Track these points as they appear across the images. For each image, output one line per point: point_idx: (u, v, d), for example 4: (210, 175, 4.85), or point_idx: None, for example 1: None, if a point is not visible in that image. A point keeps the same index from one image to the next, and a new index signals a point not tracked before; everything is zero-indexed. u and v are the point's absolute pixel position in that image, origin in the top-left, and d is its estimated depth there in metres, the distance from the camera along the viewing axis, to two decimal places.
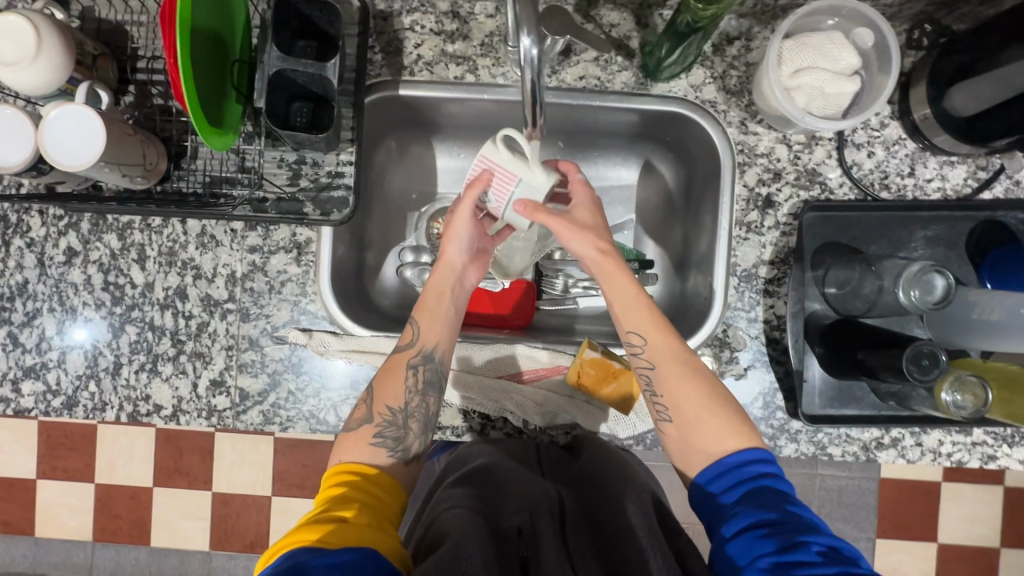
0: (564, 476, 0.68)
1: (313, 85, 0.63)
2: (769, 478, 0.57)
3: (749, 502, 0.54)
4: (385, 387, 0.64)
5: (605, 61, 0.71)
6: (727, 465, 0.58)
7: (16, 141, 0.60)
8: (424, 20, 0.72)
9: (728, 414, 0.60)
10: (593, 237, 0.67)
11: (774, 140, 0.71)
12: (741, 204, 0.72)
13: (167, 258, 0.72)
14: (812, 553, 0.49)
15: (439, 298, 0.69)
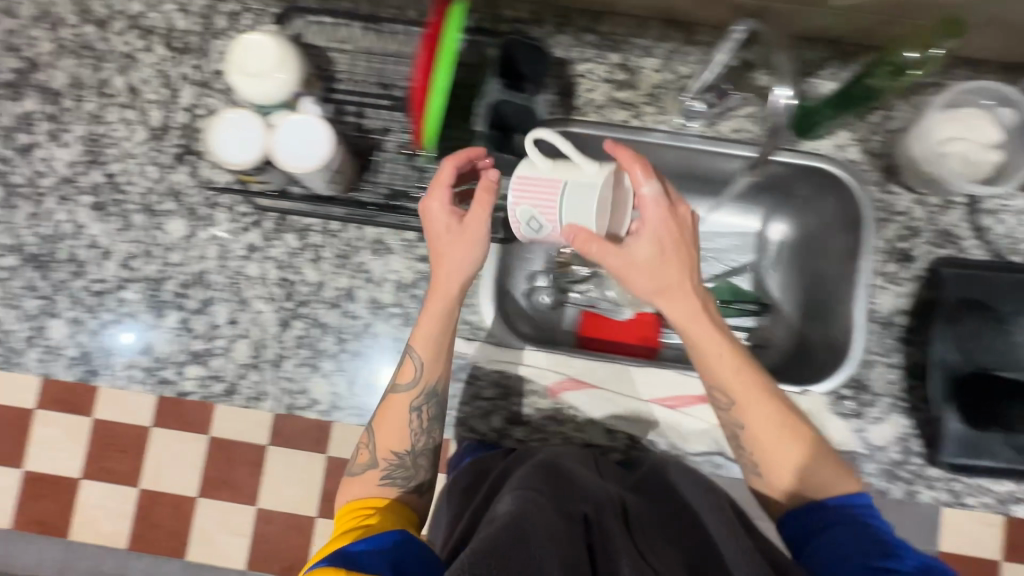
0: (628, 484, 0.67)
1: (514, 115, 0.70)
2: (875, 518, 0.60)
3: (862, 533, 0.58)
4: (388, 431, 0.66)
5: (759, 117, 0.79)
6: (837, 506, 0.60)
7: (247, 143, 0.66)
8: (597, 69, 0.79)
9: (822, 462, 0.62)
10: (660, 278, 0.62)
11: (912, 200, 0.77)
12: (881, 256, 0.77)
13: (341, 260, 0.77)
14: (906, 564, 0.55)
15: (442, 329, 0.65)
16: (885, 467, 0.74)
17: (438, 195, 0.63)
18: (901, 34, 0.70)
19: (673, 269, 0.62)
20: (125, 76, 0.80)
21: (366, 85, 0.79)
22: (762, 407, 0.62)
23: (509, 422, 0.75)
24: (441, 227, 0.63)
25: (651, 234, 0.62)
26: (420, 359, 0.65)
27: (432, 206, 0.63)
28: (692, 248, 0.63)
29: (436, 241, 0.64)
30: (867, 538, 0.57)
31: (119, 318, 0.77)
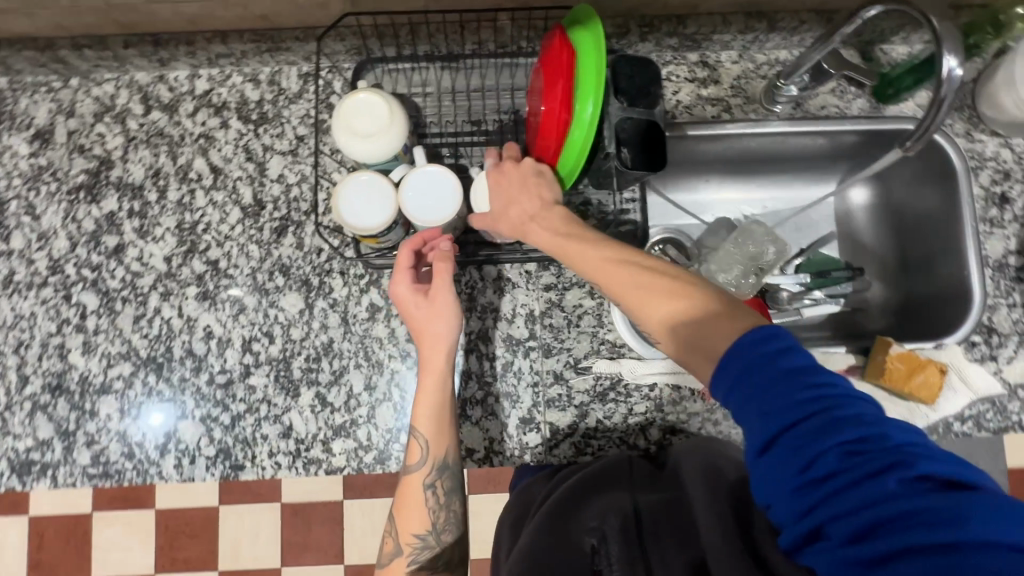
0: (653, 484, 0.61)
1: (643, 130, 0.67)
2: (790, 362, 0.43)
3: (749, 424, 0.43)
4: (407, 517, 0.63)
5: (840, 91, 0.83)
6: (733, 362, 0.45)
7: (379, 204, 0.64)
8: (678, 70, 0.80)
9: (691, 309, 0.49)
10: (518, 207, 0.63)
11: (998, 144, 0.81)
12: (980, 202, 0.80)
13: (467, 303, 0.76)
14: (830, 459, 0.39)
15: (439, 403, 0.65)
16: None
17: (401, 278, 0.66)
18: None
19: (500, 200, 0.65)
20: (205, 156, 0.77)
21: (456, 124, 0.78)
22: (624, 282, 0.54)
23: (668, 432, 0.75)
24: (417, 310, 0.66)
25: (499, 188, 0.65)
26: (425, 436, 0.65)
27: (402, 289, 0.66)
28: (531, 179, 0.64)
29: (413, 323, 0.66)
30: (769, 429, 0.41)
31: (251, 407, 0.74)
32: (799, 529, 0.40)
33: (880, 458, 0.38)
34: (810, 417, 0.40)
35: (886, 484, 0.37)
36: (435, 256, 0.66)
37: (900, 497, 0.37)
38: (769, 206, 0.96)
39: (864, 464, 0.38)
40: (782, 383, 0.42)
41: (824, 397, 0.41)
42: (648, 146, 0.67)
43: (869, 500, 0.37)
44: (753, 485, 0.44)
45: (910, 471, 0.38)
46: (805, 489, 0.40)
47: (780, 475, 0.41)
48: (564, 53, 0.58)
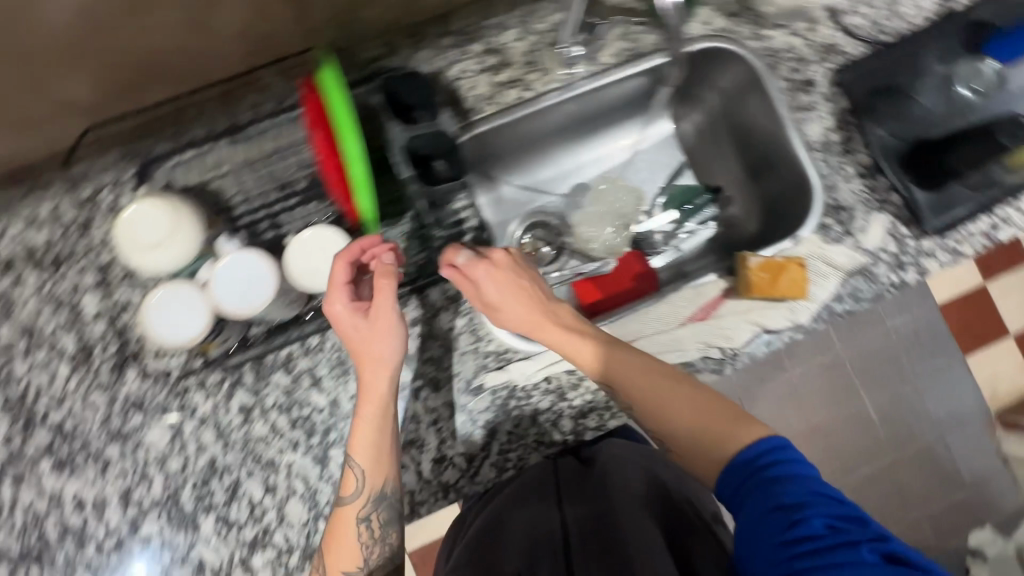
0: (581, 494, 0.79)
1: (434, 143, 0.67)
2: (789, 461, 0.55)
3: (751, 498, 0.54)
4: (337, 552, 0.64)
5: (630, 33, 0.82)
6: (748, 463, 0.57)
7: (190, 315, 0.61)
8: (468, 64, 0.78)
9: (705, 405, 0.62)
10: (523, 301, 0.68)
11: (786, 34, 0.83)
12: (790, 93, 0.82)
13: (340, 368, 0.73)
14: (817, 526, 0.51)
15: (380, 433, 0.64)
16: (895, 261, 0.80)
17: (338, 298, 0.62)
18: None
19: (500, 292, 0.68)
20: (11, 320, 0.71)
21: (265, 193, 0.74)
22: (646, 380, 0.64)
23: (580, 416, 0.74)
24: (354, 331, 0.62)
25: (500, 282, 0.69)
26: (362, 467, 0.63)
27: (339, 308, 0.62)
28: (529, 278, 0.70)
29: (352, 345, 0.63)
30: (775, 503, 0.53)
31: (153, 557, 0.69)
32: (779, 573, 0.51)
33: (856, 534, 0.50)
34: (806, 499, 0.52)
35: (863, 555, 0.49)
36: (377, 270, 0.62)
37: (867, 564, 0.49)
38: (611, 160, 0.98)
39: (847, 537, 0.50)
40: (785, 477, 0.54)
41: (815, 488, 0.53)
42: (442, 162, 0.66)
43: (848, 561, 0.49)
44: (743, 538, 0.54)
45: (879, 546, 0.50)
46: (786, 545, 0.51)
47: (771, 534, 0.52)
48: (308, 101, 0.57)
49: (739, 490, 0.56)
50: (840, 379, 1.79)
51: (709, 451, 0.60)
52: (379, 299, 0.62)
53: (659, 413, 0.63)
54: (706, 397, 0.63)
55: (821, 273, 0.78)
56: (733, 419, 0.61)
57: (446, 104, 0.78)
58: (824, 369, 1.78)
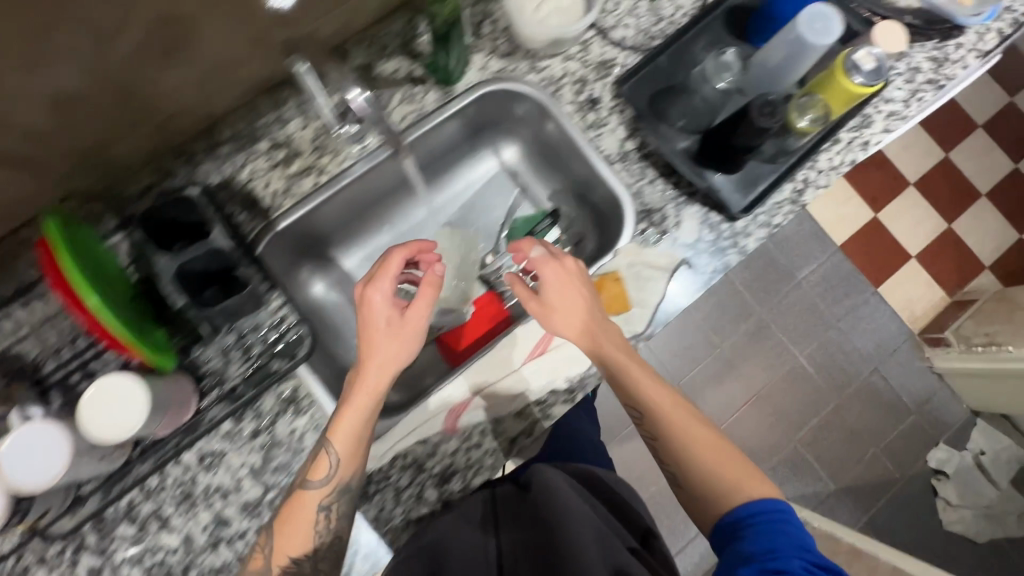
0: (517, 518, 0.72)
1: (213, 262, 0.66)
2: (789, 518, 0.63)
3: (749, 538, 0.62)
4: (291, 529, 0.65)
5: (410, 95, 0.83)
6: (752, 508, 0.64)
7: None
8: (257, 163, 0.79)
9: (721, 451, 0.70)
10: (577, 308, 0.73)
11: (562, 61, 0.86)
12: (578, 115, 0.85)
13: (186, 502, 0.70)
14: (799, 567, 0.57)
15: (364, 425, 0.67)
16: (715, 247, 0.82)
17: (383, 287, 0.69)
18: None
19: (557, 296, 0.73)
20: None
21: (70, 344, 0.71)
22: (672, 409, 0.72)
23: (444, 482, 0.73)
24: (382, 321, 0.69)
25: (558, 283, 0.74)
26: (338, 454, 0.66)
27: (377, 297, 0.69)
28: (585, 295, 0.74)
29: (374, 334, 0.68)
30: (769, 540, 0.61)
31: None
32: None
33: None
34: (796, 544, 0.59)
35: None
36: (428, 277, 0.71)
37: None
38: (445, 210, 1.00)
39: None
40: (782, 528, 0.61)
41: (807, 543, 0.60)
42: (226, 278, 0.68)
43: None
44: (724, 564, 0.62)
45: None
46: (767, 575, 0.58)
47: (750, 562, 0.59)
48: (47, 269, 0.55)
49: (735, 528, 0.64)
50: (769, 340, 1.83)
51: (702, 473, 0.69)
52: (420, 297, 0.70)
53: (671, 425, 0.71)
54: (722, 443, 0.71)
55: (645, 278, 0.80)
56: (735, 454, 0.70)
57: (243, 208, 0.78)
58: (752, 335, 1.82)
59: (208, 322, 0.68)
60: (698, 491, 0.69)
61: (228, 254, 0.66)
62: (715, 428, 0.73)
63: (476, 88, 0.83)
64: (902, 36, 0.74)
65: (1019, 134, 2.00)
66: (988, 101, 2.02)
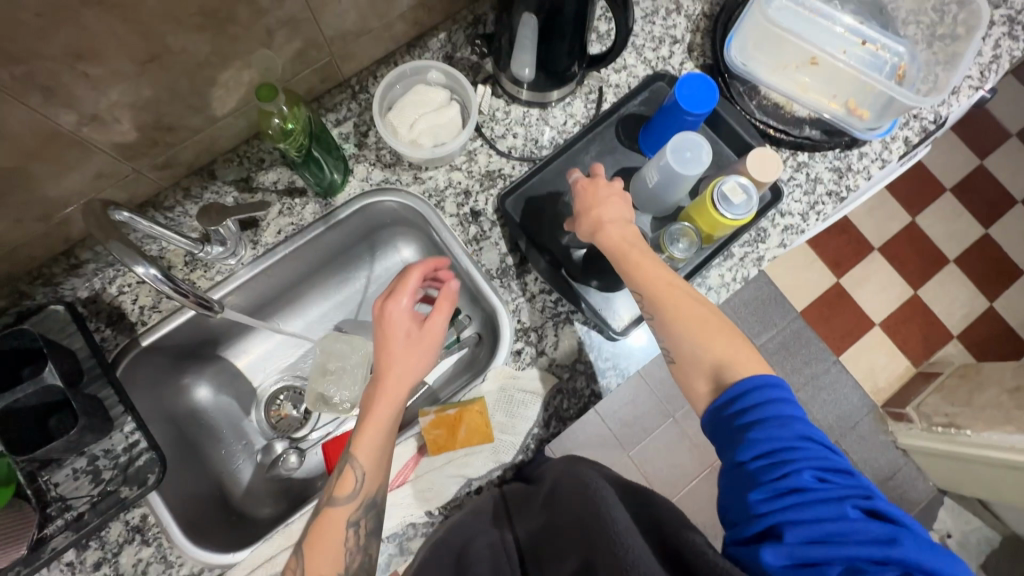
0: (528, 510, 0.72)
1: (47, 396, 0.68)
2: (788, 406, 0.58)
3: (750, 443, 0.56)
4: (318, 554, 0.63)
5: (288, 208, 0.82)
6: (753, 397, 0.58)
7: None
8: (127, 279, 0.78)
9: (732, 337, 0.64)
10: (598, 210, 0.72)
11: (446, 171, 0.85)
12: (459, 228, 0.84)
13: None
14: (807, 478, 0.53)
15: (384, 439, 0.67)
16: (594, 371, 0.79)
17: (404, 300, 0.70)
18: (302, 69, 0.75)
19: (585, 204, 0.73)
20: None
21: None
22: (684, 302, 0.66)
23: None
24: (402, 333, 0.69)
25: (587, 196, 0.74)
26: (363, 470, 0.66)
27: (395, 311, 0.69)
28: (620, 202, 0.73)
29: (393, 346, 0.68)
30: (770, 452, 0.55)
31: None
32: (757, 525, 0.54)
33: (843, 489, 0.53)
34: (802, 449, 0.54)
35: (847, 512, 0.51)
36: (445, 293, 0.71)
37: (854, 517, 0.51)
38: (341, 309, 0.96)
39: (835, 490, 0.53)
40: (785, 426, 0.56)
41: (810, 442, 0.55)
42: (63, 406, 0.69)
43: (826, 516, 0.51)
44: (728, 489, 0.58)
45: (864, 502, 0.53)
46: (776, 496, 0.53)
47: (760, 485, 0.55)
48: None
49: (732, 439, 0.59)
50: None
51: (707, 369, 0.63)
52: (439, 310, 0.70)
53: (674, 310, 0.66)
54: (733, 332, 0.65)
55: (514, 404, 0.77)
56: (742, 342, 0.64)
57: (108, 326, 0.77)
58: None
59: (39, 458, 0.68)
60: (711, 387, 0.63)
61: (65, 390, 0.68)
62: (727, 321, 0.66)
63: (353, 201, 0.83)
64: (776, 163, 0.73)
65: (991, 197, 1.95)
66: (959, 163, 1.98)
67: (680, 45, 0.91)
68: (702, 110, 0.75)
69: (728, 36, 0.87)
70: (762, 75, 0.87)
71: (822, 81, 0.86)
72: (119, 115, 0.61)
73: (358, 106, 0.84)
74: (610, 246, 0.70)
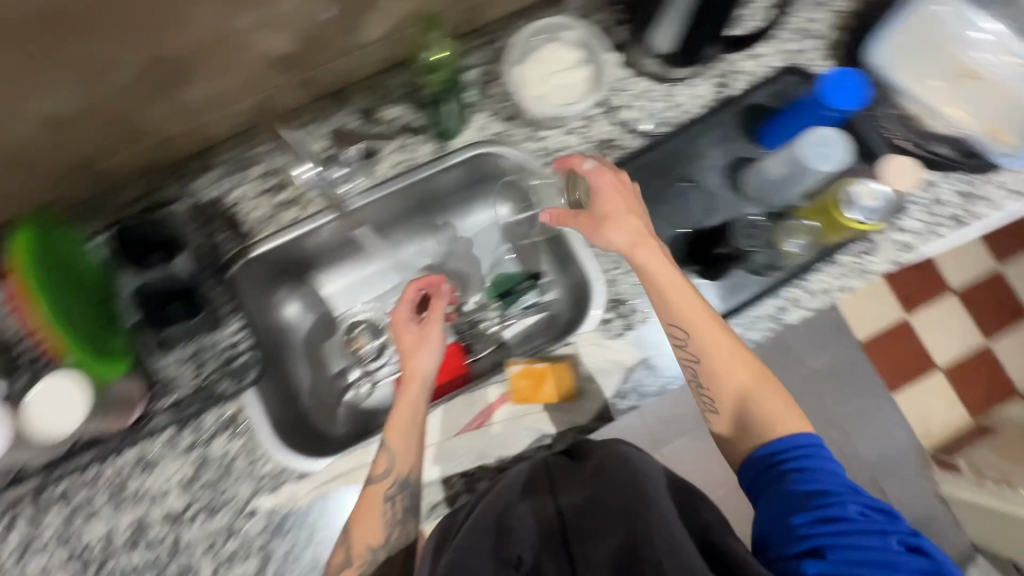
0: (568, 482, 0.70)
1: (172, 283, 0.70)
2: (821, 454, 0.59)
3: (789, 484, 0.57)
4: (362, 526, 0.69)
5: (406, 145, 0.84)
6: (787, 444, 0.60)
7: None
8: (249, 188, 0.81)
9: (767, 383, 0.65)
10: (634, 224, 0.70)
11: (563, 133, 0.85)
12: (568, 191, 0.85)
13: (117, 498, 0.74)
14: (852, 513, 0.54)
15: (411, 422, 0.72)
16: None
17: (406, 307, 0.79)
18: (449, 8, 0.75)
19: (608, 203, 0.71)
20: None
21: None
22: (720, 343, 0.66)
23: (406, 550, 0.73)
24: (409, 334, 0.78)
25: (611, 192, 0.72)
26: (394, 450, 0.70)
27: (403, 316, 0.79)
28: (638, 215, 0.71)
29: (403, 344, 0.77)
30: (815, 482, 0.56)
31: None
32: (802, 544, 0.53)
33: (885, 525, 0.54)
34: (840, 489, 0.56)
35: (890, 545, 0.52)
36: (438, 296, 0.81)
37: (895, 551, 0.52)
38: (430, 253, 0.98)
39: (877, 524, 0.53)
40: (821, 471, 0.57)
41: (846, 484, 0.57)
42: (187, 294, 0.72)
43: (874, 546, 0.52)
44: (765, 517, 0.57)
45: (905, 538, 0.54)
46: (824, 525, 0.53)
47: (804, 514, 0.54)
48: (17, 283, 0.60)
49: (773, 470, 0.60)
50: None
51: (747, 413, 0.64)
52: (437, 310, 0.80)
53: (714, 347, 0.66)
54: (766, 377, 0.66)
55: (597, 372, 0.80)
56: (775, 387, 0.65)
57: (226, 230, 0.80)
58: None
59: (158, 337, 0.74)
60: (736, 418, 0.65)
61: (187, 281, 0.71)
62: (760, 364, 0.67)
63: (470, 148, 0.84)
64: (914, 171, 0.72)
65: None
66: None
67: (820, 41, 0.88)
68: (843, 105, 0.73)
69: (878, 37, 0.84)
70: (903, 84, 0.83)
71: (972, 99, 0.83)
72: (286, 26, 0.63)
73: (486, 55, 0.84)
74: (654, 265, 0.68)
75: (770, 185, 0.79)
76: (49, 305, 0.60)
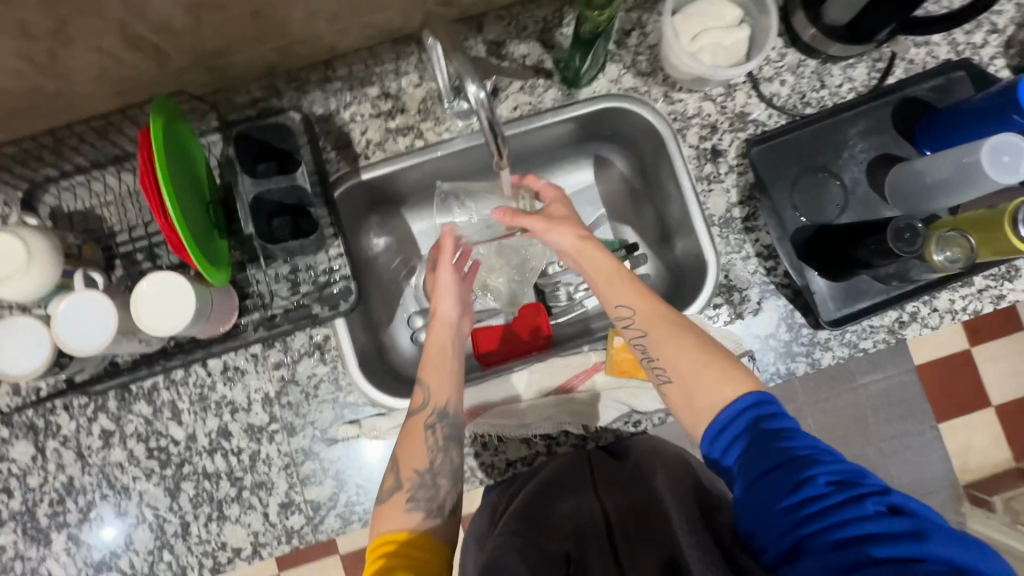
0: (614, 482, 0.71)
1: (288, 197, 0.70)
2: (771, 419, 0.54)
3: (743, 465, 0.53)
4: (407, 452, 0.66)
5: (530, 87, 0.79)
6: (731, 418, 0.56)
7: (88, 330, 0.61)
8: (361, 108, 0.77)
9: (715, 356, 0.60)
10: (568, 227, 0.71)
11: (698, 99, 0.79)
12: (694, 162, 0.79)
13: (200, 405, 0.74)
14: (821, 484, 0.48)
15: (442, 354, 0.70)
16: (788, 352, 0.77)
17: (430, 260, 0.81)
18: None
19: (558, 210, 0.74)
20: None
21: (144, 223, 0.74)
22: (659, 321, 0.63)
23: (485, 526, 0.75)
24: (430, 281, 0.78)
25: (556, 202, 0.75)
26: (429, 384, 0.68)
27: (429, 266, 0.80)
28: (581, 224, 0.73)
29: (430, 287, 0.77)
30: (766, 464, 0.51)
31: (5, 566, 0.73)
32: (784, 542, 0.49)
33: (858, 489, 0.48)
34: (795, 454, 0.51)
35: (867, 509, 0.47)
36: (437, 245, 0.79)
37: (878, 517, 0.46)
38: None
39: (848, 491, 0.48)
40: (767, 438, 0.53)
41: (810, 447, 0.51)
42: (299, 214, 0.72)
43: (847, 520, 0.46)
44: (744, 515, 0.52)
45: (883, 499, 0.48)
46: (793, 510, 0.49)
47: (779, 500, 0.49)
48: (142, 175, 0.57)
49: (725, 467, 0.55)
50: None
51: (698, 393, 0.58)
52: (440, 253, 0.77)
53: (660, 329, 0.63)
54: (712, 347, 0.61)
55: None
56: (719, 355, 0.59)
57: (334, 149, 0.77)
58: None
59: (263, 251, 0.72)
60: (690, 398, 0.59)
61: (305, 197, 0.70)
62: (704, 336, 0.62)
63: (598, 101, 0.79)
64: None
65: None
66: None
67: (998, 36, 0.79)
68: None
69: None
70: None
71: None
72: None
73: None
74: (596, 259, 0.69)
75: (925, 187, 0.72)
76: (173, 201, 0.58)
